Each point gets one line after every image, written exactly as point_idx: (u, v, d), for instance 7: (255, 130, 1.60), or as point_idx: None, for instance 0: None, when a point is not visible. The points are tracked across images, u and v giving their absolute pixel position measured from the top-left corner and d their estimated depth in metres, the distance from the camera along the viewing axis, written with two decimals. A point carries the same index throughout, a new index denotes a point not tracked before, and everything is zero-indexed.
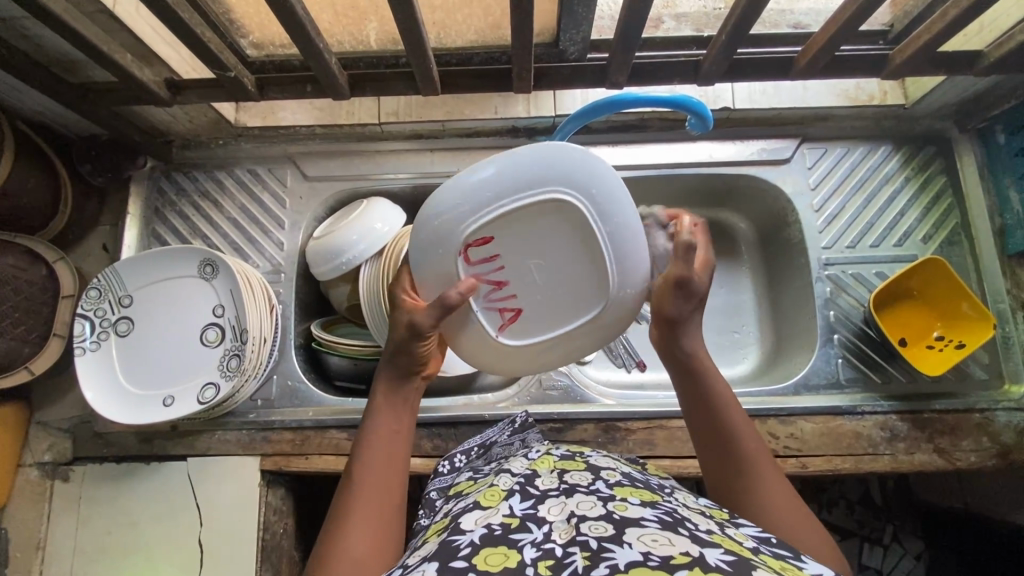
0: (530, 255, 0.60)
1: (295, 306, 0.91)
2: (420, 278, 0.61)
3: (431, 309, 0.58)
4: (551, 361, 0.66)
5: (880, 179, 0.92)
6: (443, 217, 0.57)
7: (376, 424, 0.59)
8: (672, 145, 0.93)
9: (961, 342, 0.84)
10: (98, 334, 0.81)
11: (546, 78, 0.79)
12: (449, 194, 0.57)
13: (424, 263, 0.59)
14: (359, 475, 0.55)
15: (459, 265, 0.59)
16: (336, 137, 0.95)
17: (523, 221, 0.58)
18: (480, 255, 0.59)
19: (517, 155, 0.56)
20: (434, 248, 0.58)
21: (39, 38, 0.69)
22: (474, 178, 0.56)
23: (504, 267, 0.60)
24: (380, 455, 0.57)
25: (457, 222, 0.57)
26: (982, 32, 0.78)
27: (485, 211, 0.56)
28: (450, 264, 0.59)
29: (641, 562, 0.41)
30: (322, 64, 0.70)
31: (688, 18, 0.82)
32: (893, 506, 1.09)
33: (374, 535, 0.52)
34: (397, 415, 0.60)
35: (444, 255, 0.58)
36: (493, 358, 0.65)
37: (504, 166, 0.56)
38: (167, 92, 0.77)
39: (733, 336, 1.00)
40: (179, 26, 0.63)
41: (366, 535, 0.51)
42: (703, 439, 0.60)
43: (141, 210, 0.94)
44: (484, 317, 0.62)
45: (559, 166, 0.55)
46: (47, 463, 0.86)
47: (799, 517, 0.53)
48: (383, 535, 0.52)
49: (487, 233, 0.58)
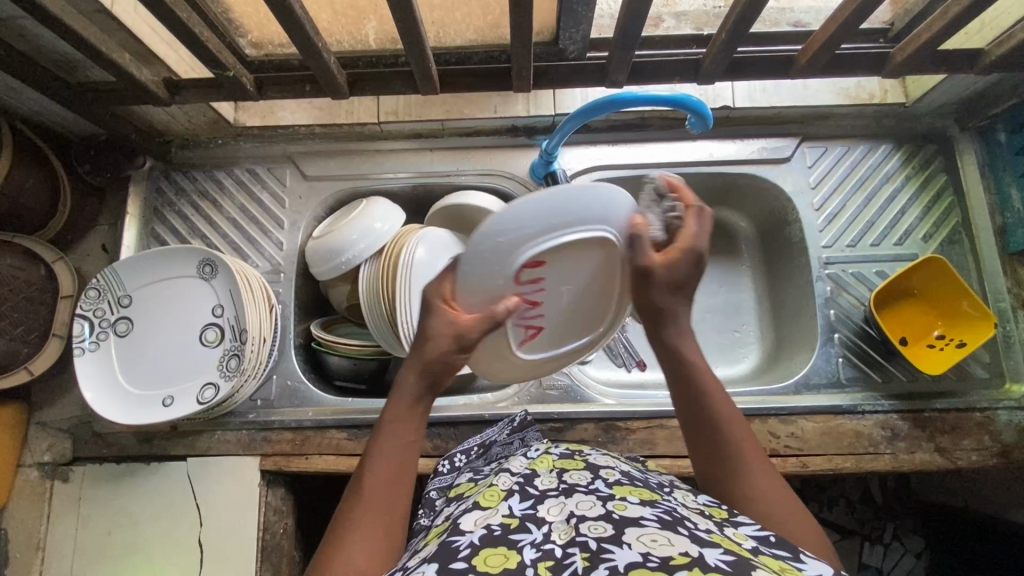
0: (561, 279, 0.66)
1: (295, 306, 0.91)
2: (465, 292, 0.59)
3: (482, 321, 0.58)
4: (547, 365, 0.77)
5: (881, 177, 0.92)
6: (510, 238, 0.56)
7: (391, 432, 0.56)
8: (672, 143, 0.93)
9: (962, 341, 0.84)
10: (97, 334, 0.81)
11: (546, 77, 0.79)
12: (521, 214, 0.55)
13: (475, 277, 0.58)
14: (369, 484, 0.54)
15: (508, 283, 0.60)
16: (335, 136, 0.94)
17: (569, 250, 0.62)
18: (529, 276, 0.61)
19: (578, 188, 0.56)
20: (489, 264, 0.57)
21: (38, 38, 0.69)
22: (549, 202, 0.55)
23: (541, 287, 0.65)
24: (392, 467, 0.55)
25: (520, 243, 0.57)
26: (982, 30, 0.78)
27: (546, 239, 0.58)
28: (500, 282, 0.59)
29: (641, 563, 0.41)
30: (321, 64, 0.70)
31: (688, 17, 0.82)
32: (893, 504, 1.09)
33: (374, 548, 0.50)
34: (413, 425, 0.57)
35: (498, 273, 0.58)
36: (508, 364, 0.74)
37: (577, 197, 0.56)
38: (166, 92, 0.77)
39: (734, 334, 1.00)
40: (178, 25, 0.63)
41: (366, 548, 0.50)
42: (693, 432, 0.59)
43: (140, 210, 0.93)
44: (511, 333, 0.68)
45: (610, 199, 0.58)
46: (47, 463, 0.86)
47: (791, 510, 0.53)
48: (383, 549, 0.51)
49: (539, 257, 0.60)
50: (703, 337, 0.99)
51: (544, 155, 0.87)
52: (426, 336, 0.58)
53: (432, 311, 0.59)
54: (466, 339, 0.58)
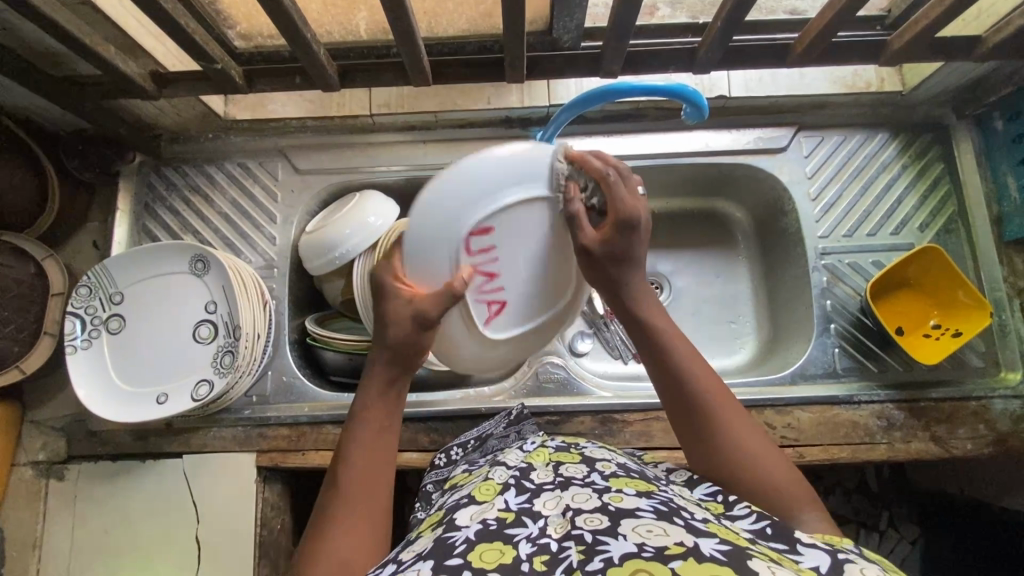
0: (526, 241, 0.61)
1: (288, 302, 0.90)
2: (418, 267, 0.60)
3: (440, 299, 0.59)
4: (542, 341, 0.69)
5: (877, 167, 0.92)
6: (440, 219, 0.59)
7: (368, 420, 0.60)
8: (668, 134, 0.92)
9: (957, 330, 0.83)
10: (89, 332, 0.81)
11: (539, 67, 0.78)
12: (431, 204, 0.59)
13: (425, 241, 0.59)
14: (347, 475, 0.56)
15: (458, 253, 0.59)
16: (328, 129, 0.93)
17: (530, 209, 0.60)
18: (479, 245, 0.60)
19: (492, 165, 0.58)
20: (435, 233, 0.59)
21: (21, 32, 0.67)
22: (507, 165, 0.59)
23: (498, 261, 0.61)
24: (369, 458, 0.57)
25: (468, 206, 0.59)
26: (980, 17, 0.77)
27: (492, 205, 0.59)
28: (452, 248, 0.59)
29: (636, 553, 0.40)
30: (309, 54, 0.68)
31: (683, 6, 0.81)
32: (888, 492, 1.10)
33: (360, 541, 0.53)
34: (383, 417, 0.60)
35: (449, 233, 0.59)
36: (477, 352, 0.66)
37: (525, 156, 0.59)
38: (154, 86, 0.76)
39: (730, 326, 1.00)
40: (164, 17, 0.62)
41: (350, 537, 0.53)
42: (666, 394, 0.60)
43: (131, 205, 0.92)
44: (470, 306, 0.62)
45: (518, 164, 0.59)
46: (41, 462, 0.85)
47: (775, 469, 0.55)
48: (367, 538, 0.54)
49: (491, 224, 0.59)
50: (699, 328, 0.99)
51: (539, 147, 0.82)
52: (387, 321, 0.60)
53: (389, 296, 0.61)
54: (425, 318, 0.59)
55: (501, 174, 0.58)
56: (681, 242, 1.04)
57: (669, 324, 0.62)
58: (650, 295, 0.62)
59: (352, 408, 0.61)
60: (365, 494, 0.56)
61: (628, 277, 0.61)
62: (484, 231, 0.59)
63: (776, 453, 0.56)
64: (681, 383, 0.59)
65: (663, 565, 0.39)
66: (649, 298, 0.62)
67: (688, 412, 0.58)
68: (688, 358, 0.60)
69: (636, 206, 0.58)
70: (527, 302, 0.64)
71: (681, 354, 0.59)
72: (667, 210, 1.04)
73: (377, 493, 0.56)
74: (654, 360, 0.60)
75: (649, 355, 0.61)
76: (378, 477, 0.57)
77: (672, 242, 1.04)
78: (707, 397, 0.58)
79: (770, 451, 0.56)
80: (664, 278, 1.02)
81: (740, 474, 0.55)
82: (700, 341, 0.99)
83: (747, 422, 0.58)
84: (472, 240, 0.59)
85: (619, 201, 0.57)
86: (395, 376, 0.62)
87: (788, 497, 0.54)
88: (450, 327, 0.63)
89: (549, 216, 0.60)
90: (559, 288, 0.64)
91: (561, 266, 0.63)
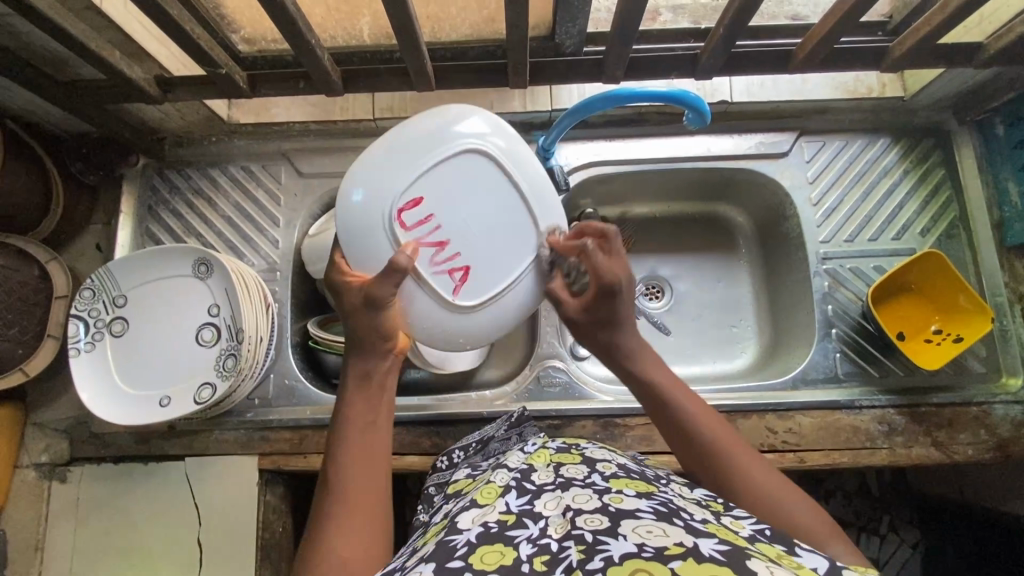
0: (463, 205, 0.61)
1: (291, 305, 0.91)
2: (358, 253, 0.60)
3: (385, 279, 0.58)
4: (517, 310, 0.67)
5: (878, 172, 0.92)
6: (367, 198, 0.59)
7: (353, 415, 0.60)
8: (670, 139, 0.93)
9: (959, 335, 0.84)
10: (92, 334, 0.81)
11: (543, 72, 0.78)
12: (355, 186, 0.59)
13: (358, 223, 0.60)
14: (336, 474, 0.57)
15: (393, 228, 0.59)
16: (330, 133, 0.94)
17: (457, 170, 0.60)
18: (413, 217, 0.60)
19: (407, 136, 0.60)
20: (363, 211, 0.59)
21: (26, 36, 0.67)
22: (422, 132, 0.60)
23: (440, 227, 0.61)
24: (357, 454, 0.58)
25: (386, 183, 0.59)
26: (982, 23, 0.77)
27: (415, 172, 0.59)
28: (384, 224, 0.59)
29: (635, 553, 0.40)
30: (313, 59, 0.69)
31: (685, 10, 0.82)
32: (888, 496, 1.10)
33: (357, 538, 0.53)
34: (368, 410, 0.61)
35: (377, 210, 0.59)
36: (451, 324, 0.64)
37: (428, 123, 0.60)
38: (158, 90, 0.76)
39: (731, 330, 1.00)
40: (169, 22, 0.62)
41: (347, 534, 0.53)
42: (676, 441, 0.62)
43: (134, 208, 0.93)
44: (430, 281, 0.61)
45: (434, 131, 0.60)
46: (44, 464, 0.86)
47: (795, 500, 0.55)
48: (364, 534, 0.53)
49: (419, 194, 0.60)
50: (701, 332, 0.99)
51: (542, 152, 0.84)
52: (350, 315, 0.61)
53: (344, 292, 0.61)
54: (380, 301, 0.59)
55: (420, 143, 0.59)
56: (682, 246, 1.04)
57: (670, 375, 0.65)
58: (647, 350, 0.66)
59: (335, 406, 0.61)
60: (357, 490, 0.56)
61: (620, 338, 0.65)
62: (414, 202, 0.59)
63: (790, 486, 0.56)
64: (687, 427, 0.61)
65: (663, 565, 0.39)
66: (646, 352, 0.65)
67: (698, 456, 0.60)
68: (693, 407, 0.62)
69: (617, 273, 0.62)
70: (489, 268, 0.63)
71: (685, 404, 0.62)
72: (669, 215, 1.04)
73: (370, 488, 0.56)
74: (662, 412, 0.63)
75: (656, 409, 0.63)
76: (370, 472, 0.57)
77: (673, 246, 1.04)
78: (716, 441, 0.59)
79: (786, 485, 0.56)
80: (665, 283, 1.02)
81: (757, 508, 0.55)
82: (702, 345, 0.99)
83: (759, 461, 0.59)
84: (406, 213, 0.59)
85: (598, 272, 0.62)
86: (369, 367, 0.62)
87: (808, 527, 0.53)
88: (409, 297, 0.62)
89: (475, 171, 0.61)
90: (512, 245, 0.63)
91: (504, 213, 0.62)
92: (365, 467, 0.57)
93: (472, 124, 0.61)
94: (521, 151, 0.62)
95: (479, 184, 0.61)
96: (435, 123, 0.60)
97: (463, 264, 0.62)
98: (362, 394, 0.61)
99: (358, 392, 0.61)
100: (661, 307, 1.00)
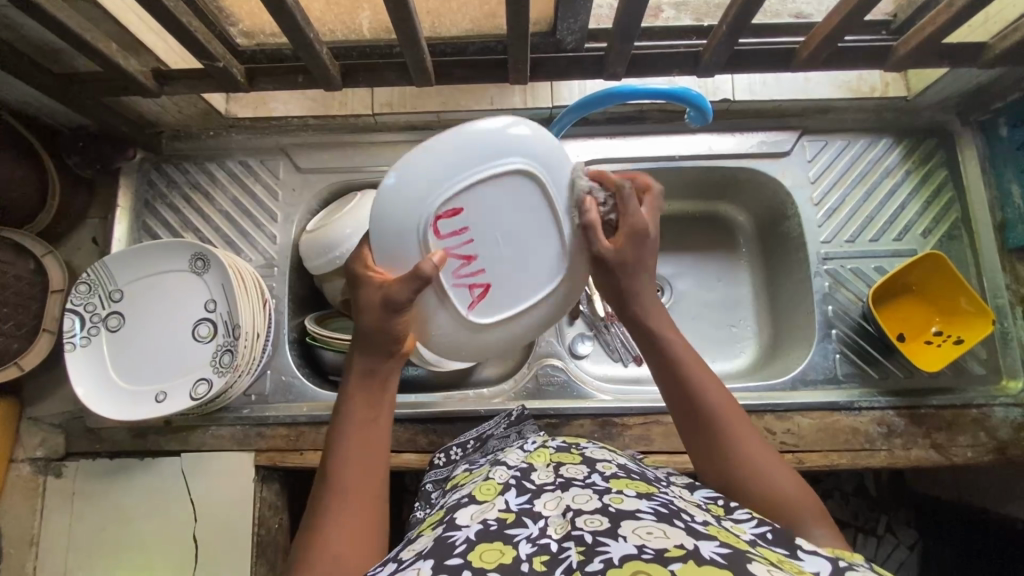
0: (500, 225, 0.60)
1: (289, 301, 0.90)
2: (385, 250, 0.58)
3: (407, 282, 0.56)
4: (528, 327, 0.68)
5: (880, 173, 0.91)
6: (407, 200, 0.56)
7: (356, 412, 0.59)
8: (672, 137, 0.92)
9: (959, 338, 0.83)
10: (88, 329, 0.80)
11: (543, 68, 0.78)
12: (399, 181, 0.57)
13: (392, 223, 0.57)
14: (335, 470, 0.56)
15: (426, 233, 0.58)
16: (329, 128, 0.93)
17: (504, 189, 0.59)
18: (449, 228, 0.58)
19: (466, 138, 0.56)
20: (402, 211, 0.57)
21: (22, 27, 0.67)
22: (481, 142, 0.57)
23: (472, 242, 0.59)
24: (357, 453, 0.57)
25: (430, 188, 0.56)
26: (987, 23, 0.77)
27: (463, 185, 0.57)
28: (418, 231, 0.57)
29: (636, 555, 0.40)
30: (312, 54, 0.68)
31: (688, 7, 0.80)
32: (886, 497, 1.10)
33: (352, 540, 0.52)
34: (372, 409, 0.59)
35: (416, 214, 0.57)
36: (459, 337, 0.65)
37: (487, 131, 0.57)
38: (155, 83, 0.75)
39: (731, 330, 0.99)
40: (166, 15, 0.62)
41: (342, 536, 0.52)
42: (677, 409, 0.61)
43: (131, 203, 0.92)
44: (450, 293, 0.61)
45: (493, 142, 0.57)
46: (39, 458, 0.85)
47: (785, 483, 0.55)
48: (360, 535, 0.53)
49: (460, 204, 0.58)
50: (701, 332, 0.99)
51: None
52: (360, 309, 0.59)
53: (362, 284, 0.59)
54: (396, 303, 0.56)
55: (476, 152, 0.56)
56: (683, 245, 1.04)
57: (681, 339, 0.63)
58: (659, 312, 0.64)
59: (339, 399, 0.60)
60: (356, 489, 0.55)
61: (638, 290, 0.63)
62: (452, 213, 0.58)
63: (784, 468, 0.56)
64: (691, 397, 0.60)
65: (663, 567, 0.38)
66: (659, 313, 0.64)
67: (700, 428, 0.59)
68: (698, 375, 0.60)
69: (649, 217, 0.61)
70: (510, 288, 0.63)
71: (692, 371, 0.61)
72: (669, 213, 1.04)
73: (368, 489, 0.56)
74: (665, 374, 0.62)
75: (660, 370, 0.62)
76: (368, 471, 0.57)
77: (673, 245, 1.03)
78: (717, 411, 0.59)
79: (778, 467, 0.56)
80: (665, 282, 1.01)
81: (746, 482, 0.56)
82: (701, 345, 0.98)
83: (755, 438, 0.58)
84: (441, 224, 0.58)
85: (634, 211, 0.60)
86: (376, 366, 0.60)
87: (796, 509, 0.54)
88: (427, 308, 0.61)
89: (519, 194, 0.59)
90: (537, 271, 0.63)
91: (539, 243, 0.62)
92: (363, 467, 0.56)
93: (532, 140, 0.58)
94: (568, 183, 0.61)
95: (520, 209, 0.60)
96: (496, 133, 0.57)
97: (484, 283, 0.61)
98: (367, 392, 0.60)
99: (363, 389, 0.60)
100: None
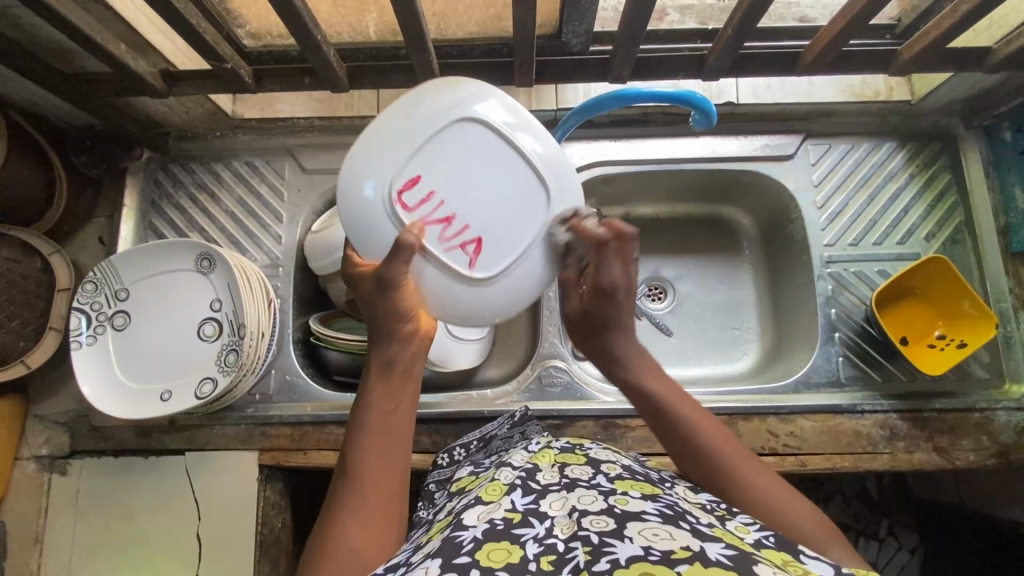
0: (467, 180, 0.57)
1: (293, 301, 0.91)
2: (364, 241, 0.59)
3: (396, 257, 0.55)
4: (540, 275, 0.63)
5: (883, 177, 0.92)
6: (366, 180, 0.57)
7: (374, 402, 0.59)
8: (676, 139, 0.92)
9: (962, 341, 0.83)
10: (94, 328, 0.81)
11: (548, 71, 0.78)
12: (354, 167, 0.57)
13: (357, 208, 0.58)
14: (354, 463, 0.56)
15: (394, 211, 0.57)
16: (334, 129, 0.93)
17: (458, 143, 0.57)
18: (415, 197, 0.57)
19: (404, 109, 0.57)
20: (363, 192, 0.57)
21: (32, 27, 0.67)
22: (419, 104, 0.57)
23: (444, 202, 0.57)
24: (375, 445, 0.57)
25: (382, 165, 0.56)
26: (991, 28, 0.77)
27: (415, 149, 0.56)
28: (385, 207, 0.57)
29: (642, 556, 0.40)
30: (318, 55, 0.68)
31: (693, 11, 0.82)
32: (887, 500, 1.10)
33: (370, 533, 0.53)
34: (391, 400, 0.59)
35: (377, 192, 0.57)
36: (470, 296, 0.60)
37: (425, 96, 0.57)
38: (163, 83, 0.75)
39: (733, 332, 0.99)
40: (175, 17, 0.62)
41: (360, 528, 0.52)
42: (673, 444, 0.62)
43: (137, 203, 0.93)
44: (442, 256, 0.58)
45: (431, 103, 0.56)
46: (44, 456, 0.86)
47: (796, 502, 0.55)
48: (378, 528, 0.53)
49: (417, 171, 0.57)
50: (703, 334, 0.99)
51: None
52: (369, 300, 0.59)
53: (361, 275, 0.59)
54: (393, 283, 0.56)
55: (416, 116, 0.56)
56: (686, 247, 1.04)
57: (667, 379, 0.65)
58: (643, 357, 0.66)
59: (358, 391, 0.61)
60: (376, 480, 0.55)
61: (614, 344, 0.66)
62: (414, 180, 0.57)
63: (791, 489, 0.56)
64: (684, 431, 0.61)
65: (670, 568, 0.38)
66: (641, 358, 0.66)
67: (691, 451, 0.60)
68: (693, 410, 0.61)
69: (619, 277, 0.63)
70: (507, 240, 0.59)
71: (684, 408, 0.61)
72: (673, 216, 1.04)
73: (386, 480, 0.56)
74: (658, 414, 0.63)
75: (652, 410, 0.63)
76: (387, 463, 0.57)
77: (676, 247, 1.04)
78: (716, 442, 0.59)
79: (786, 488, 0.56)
80: (668, 284, 1.02)
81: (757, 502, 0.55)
82: (704, 347, 0.99)
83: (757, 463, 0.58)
84: (405, 194, 0.57)
85: (600, 276, 0.63)
86: (393, 355, 0.60)
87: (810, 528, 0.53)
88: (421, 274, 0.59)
89: (477, 144, 0.57)
90: (526, 215, 0.59)
91: (514, 189, 0.58)
92: (381, 459, 0.56)
93: (472, 92, 0.57)
94: (527, 122, 0.58)
95: (483, 160, 0.57)
96: (432, 94, 0.57)
97: (474, 235, 0.58)
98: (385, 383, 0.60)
99: (380, 379, 0.60)
100: (664, 308, 1.00)
